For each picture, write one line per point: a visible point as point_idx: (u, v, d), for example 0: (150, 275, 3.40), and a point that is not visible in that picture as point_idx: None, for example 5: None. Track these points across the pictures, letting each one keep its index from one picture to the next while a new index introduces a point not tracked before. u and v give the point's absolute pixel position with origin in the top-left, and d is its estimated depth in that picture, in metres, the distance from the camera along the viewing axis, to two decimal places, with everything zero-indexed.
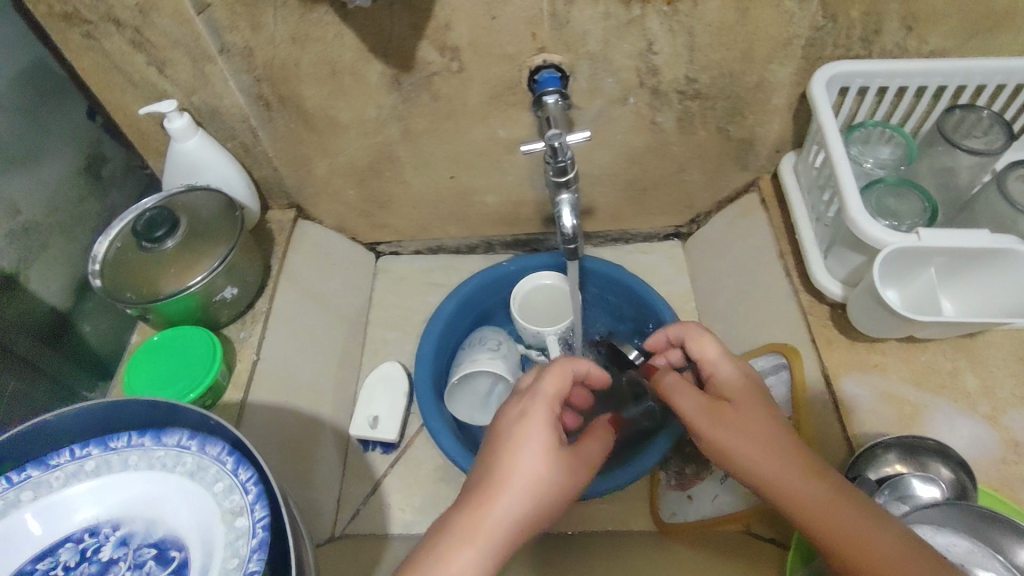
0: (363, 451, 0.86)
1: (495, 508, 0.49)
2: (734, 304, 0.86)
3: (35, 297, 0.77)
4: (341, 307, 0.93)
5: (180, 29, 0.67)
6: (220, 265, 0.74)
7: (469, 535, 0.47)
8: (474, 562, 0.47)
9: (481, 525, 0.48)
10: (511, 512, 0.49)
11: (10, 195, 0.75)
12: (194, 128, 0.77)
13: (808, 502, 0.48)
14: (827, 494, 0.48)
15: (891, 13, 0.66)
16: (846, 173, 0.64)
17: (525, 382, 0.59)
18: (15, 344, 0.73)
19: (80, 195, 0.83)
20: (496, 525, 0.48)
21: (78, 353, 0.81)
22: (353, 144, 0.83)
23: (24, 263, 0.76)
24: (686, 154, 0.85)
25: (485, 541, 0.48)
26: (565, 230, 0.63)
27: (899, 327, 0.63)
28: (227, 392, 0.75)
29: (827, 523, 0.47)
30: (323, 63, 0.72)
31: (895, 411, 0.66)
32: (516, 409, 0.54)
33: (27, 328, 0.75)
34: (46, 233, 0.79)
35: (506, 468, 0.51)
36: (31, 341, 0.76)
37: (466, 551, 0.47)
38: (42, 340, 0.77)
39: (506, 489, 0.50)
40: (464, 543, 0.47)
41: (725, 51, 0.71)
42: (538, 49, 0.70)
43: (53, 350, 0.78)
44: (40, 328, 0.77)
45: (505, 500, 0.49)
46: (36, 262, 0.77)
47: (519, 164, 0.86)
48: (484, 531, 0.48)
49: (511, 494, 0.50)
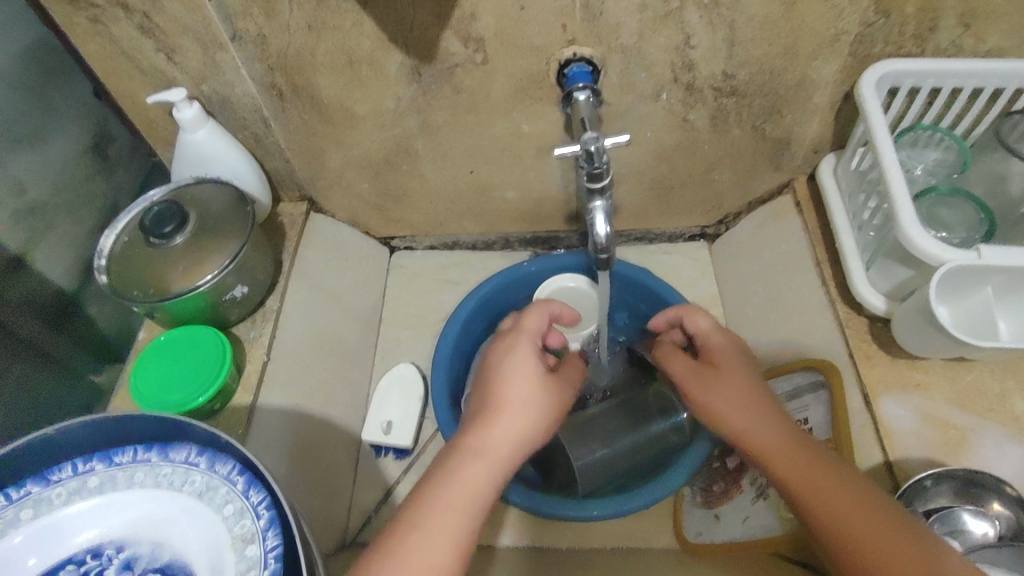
0: (375, 457, 0.83)
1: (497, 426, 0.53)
2: (764, 312, 0.83)
3: (38, 279, 0.75)
4: (354, 305, 0.90)
5: (191, 15, 0.64)
6: (231, 263, 0.71)
7: (475, 451, 0.51)
8: (480, 475, 0.50)
9: (485, 442, 0.52)
10: (512, 430, 0.53)
11: (16, 173, 0.74)
12: (205, 118, 0.73)
13: (771, 447, 0.54)
14: (788, 439, 0.54)
15: (949, 9, 0.62)
16: (897, 179, 0.60)
17: (507, 324, 0.65)
18: (18, 324, 0.73)
19: (87, 175, 0.81)
20: (498, 443, 0.52)
21: (81, 335, 0.79)
22: (370, 136, 0.79)
23: (30, 243, 0.74)
24: (717, 153, 0.81)
25: (489, 459, 0.51)
26: (598, 240, 0.59)
27: (945, 346, 0.60)
28: (236, 395, 0.72)
29: (785, 462, 0.52)
30: (339, 52, 0.68)
31: (938, 435, 0.63)
32: (506, 343, 0.60)
33: (31, 312, 0.74)
34: (50, 214, 0.77)
35: (502, 394, 0.55)
36: (35, 325, 0.75)
37: (472, 464, 0.50)
38: (46, 321, 0.76)
39: (506, 411, 0.54)
40: (472, 461, 0.50)
41: (767, 47, 0.67)
42: (567, 41, 0.66)
43: (58, 334, 0.77)
44: (45, 312, 0.76)
45: (506, 418, 0.54)
46: (42, 243, 0.76)
47: (542, 160, 0.82)
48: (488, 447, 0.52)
49: (509, 416, 0.54)
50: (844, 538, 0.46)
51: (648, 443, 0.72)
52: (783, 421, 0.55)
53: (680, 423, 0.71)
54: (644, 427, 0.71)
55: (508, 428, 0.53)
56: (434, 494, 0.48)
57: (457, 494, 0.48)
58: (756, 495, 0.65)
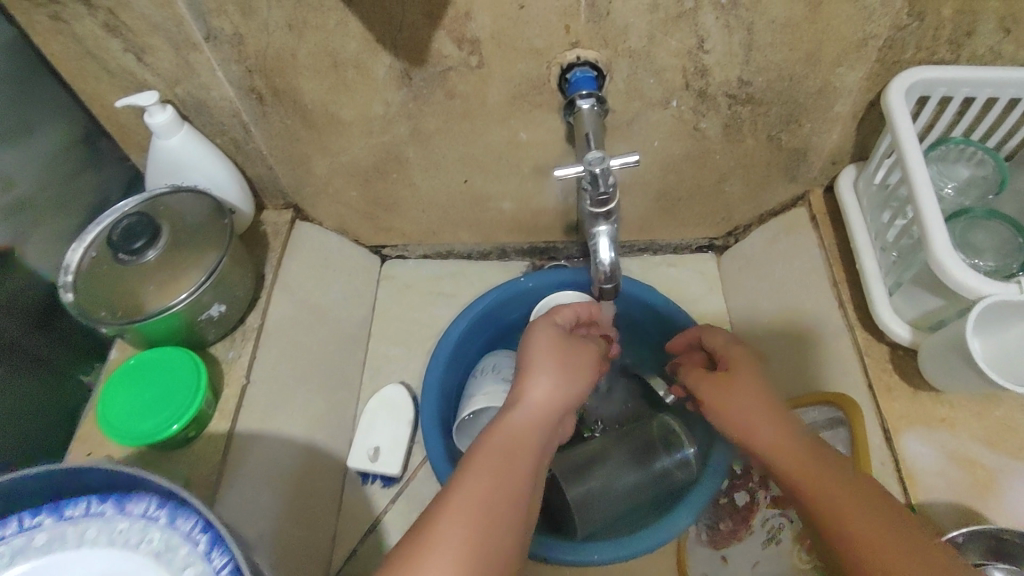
0: (362, 484, 0.79)
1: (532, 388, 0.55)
2: (776, 333, 0.78)
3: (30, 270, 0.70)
4: (341, 320, 0.85)
5: (161, 13, 0.59)
6: (208, 280, 0.66)
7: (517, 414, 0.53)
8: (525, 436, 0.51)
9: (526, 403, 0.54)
10: (551, 391, 0.55)
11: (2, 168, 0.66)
12: (180, 123, 0.68)
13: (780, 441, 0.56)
14: (789, 432, 0.56)
15: (988, 12, 0.56)
16: (928, 198, 0.55)
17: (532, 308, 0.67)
18: (3, 329, 0.66)
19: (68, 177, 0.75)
20: (538, 404, 0.54)
21: (71, 332, 0.75)
22: (358, 143, 0.74)
23: (22, 235, 0.69)
24: (729, 164, 0.76)
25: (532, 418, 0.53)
26: (602, 266, 0.54)
27: (976, 383, 0.55)
28: (212, 422, 0.68)
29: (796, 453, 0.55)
30: (323, 54, 0.63)
31: (965, 476, 0.58)
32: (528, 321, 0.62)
33: (19, 313, 0.68)
34: (41, 209, 0.71)
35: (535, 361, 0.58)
36: (22, 326, 0.69)
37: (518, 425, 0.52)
38: (31, 323, 0.70)
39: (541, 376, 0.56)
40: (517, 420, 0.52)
41: (788, 52, 0.61)
42: (571, 43, 0.61)
43: (48, 334, 0.72)
44: (32, 313, 0.70)
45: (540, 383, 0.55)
46: (33, 236, 0.70)
47: (542, 169, 0.77)
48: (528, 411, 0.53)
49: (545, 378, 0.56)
50: (845, 528, 0.48)
51: (652, 481, 0.68)
52: (779, 413, 0.58)
53: (688, 460, 0.67)
54: (648, 465, 0.68)
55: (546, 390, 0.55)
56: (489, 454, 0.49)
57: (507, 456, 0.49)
58: (767, 539, 0.62)
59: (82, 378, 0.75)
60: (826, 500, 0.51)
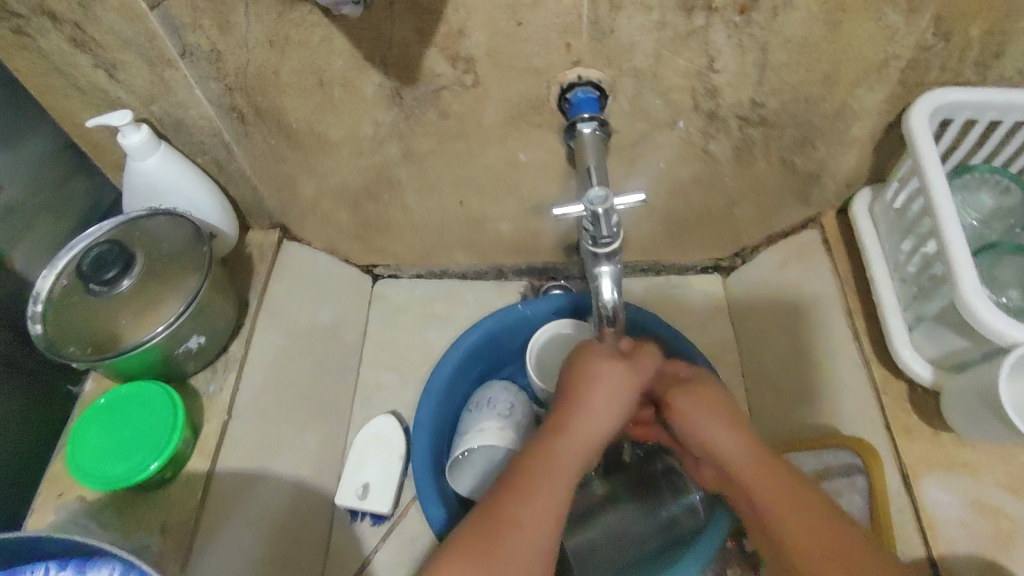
0: (350, 522, 0.76)
1: (587, 416, 0.52)
2: (786, 363, 0.74)
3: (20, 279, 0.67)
4: (330, 345, 0.81)
5: (131, 27, 0.54)
6: (187, 310, 0.62)
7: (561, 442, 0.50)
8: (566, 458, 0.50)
9: (574, 433, 0.51)
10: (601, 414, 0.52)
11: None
12: (156, 143, 0.64)
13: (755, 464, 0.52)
14: (770, 457, 0.52)
15: (1020, 33, 0.52)
16: (956, 234, 0.52)
17: None
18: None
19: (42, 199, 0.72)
20: (585, 428, 0.51)
21: None
22: (346, 164, 0.70)
23: (12, 241, 0.66)
24: (738, 186, 0.72)
25: (575, 440, 0.51)
26: (605, 307, 0.51)
27: (1003, 430, 0.52)
28: (191, 461, 0.64)
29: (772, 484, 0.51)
30: (307, 72, 0.59)
31: (990, 527, 0.55)
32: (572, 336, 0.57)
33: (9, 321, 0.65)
34: (30, 214, 0.67)
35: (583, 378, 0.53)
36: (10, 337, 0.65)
37: (561, 447, 0.50)
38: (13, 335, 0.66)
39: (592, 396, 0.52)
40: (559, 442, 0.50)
41: (804, 73, 0.57)
42: (572, 62, 0.57)
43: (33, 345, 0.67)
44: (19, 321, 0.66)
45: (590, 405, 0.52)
46: (24, 240, 0.67)
47: (541, 190, 0.73)
48: (572, 440, 0.51)
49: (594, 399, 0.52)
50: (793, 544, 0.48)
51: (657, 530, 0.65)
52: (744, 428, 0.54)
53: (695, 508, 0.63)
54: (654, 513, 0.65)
55: (601, 421, 0.52)
56: (526, 488, 0.48)
57: (549, 491, 0.48)
58: None
59: (69, 389, 0.70)
60: (805, 543, 0.48)
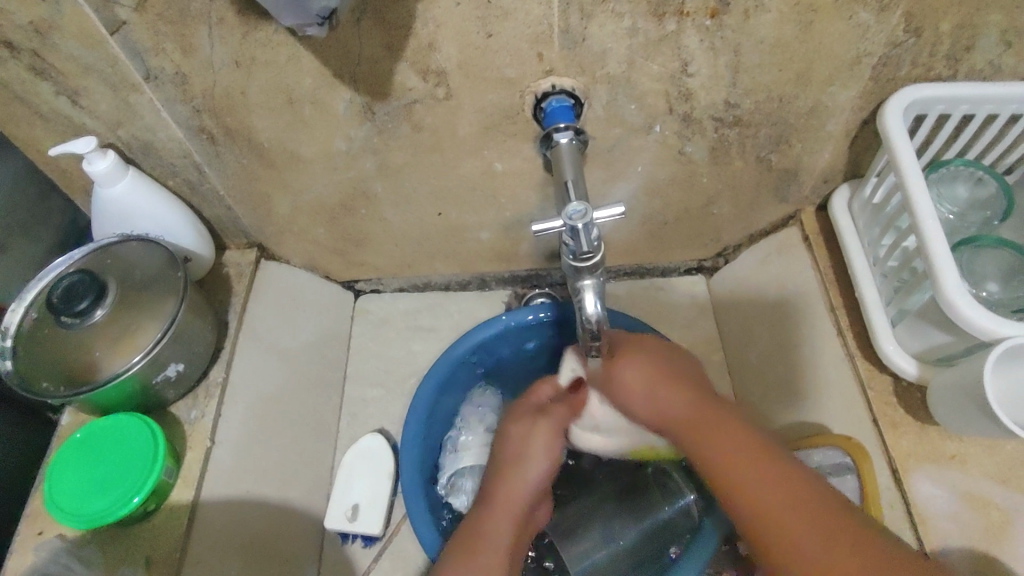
0: (342, 543, 0.76)
1: (529, 450, 0.61)
2: (769, 361, 0.75)
3: None
4: (312, 364, 0.80)
5: (92, 54, 0.53)
6: (166, 334, 0.61)
7: (514, 479, 0.59)
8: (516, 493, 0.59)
9: (524, 465, 0.60)
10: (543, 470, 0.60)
11: None
12: (125, 168, 0.62)
13: (693, 416, 0.51)
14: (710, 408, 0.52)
15: (989, 26, 0.53)
16: (936, 233, 0.52)
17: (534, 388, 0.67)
18: None
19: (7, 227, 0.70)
20: (531, 475, 0.60)
21: None
22: (321, 180, 0.69)
23: None
24: (716, 186, 0.72)
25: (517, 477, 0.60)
26: (589, 321, 0.51)
27: (990, 424, 0.52)
28: (174, 491, 0.62)
29: (707, 424, 0.50)
30: (275, 91, 0.57)
31: (977, 518, 0.55)
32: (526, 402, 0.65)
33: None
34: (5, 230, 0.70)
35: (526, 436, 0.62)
36: None
37: (508, 484, 0.59)
38: None
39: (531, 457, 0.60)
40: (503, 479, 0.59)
41: (777, 73, 0.57)
42: (545, 71, 0.56)
43: None
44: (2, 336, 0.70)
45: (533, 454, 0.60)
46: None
47: (520, 200, 0.72)
48: (519, 476, 0.59)
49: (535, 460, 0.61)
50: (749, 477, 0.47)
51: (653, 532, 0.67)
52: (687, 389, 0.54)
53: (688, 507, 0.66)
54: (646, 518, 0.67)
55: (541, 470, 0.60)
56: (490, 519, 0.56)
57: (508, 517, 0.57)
58: None
59: (52, 414, 0.73)
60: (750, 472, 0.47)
